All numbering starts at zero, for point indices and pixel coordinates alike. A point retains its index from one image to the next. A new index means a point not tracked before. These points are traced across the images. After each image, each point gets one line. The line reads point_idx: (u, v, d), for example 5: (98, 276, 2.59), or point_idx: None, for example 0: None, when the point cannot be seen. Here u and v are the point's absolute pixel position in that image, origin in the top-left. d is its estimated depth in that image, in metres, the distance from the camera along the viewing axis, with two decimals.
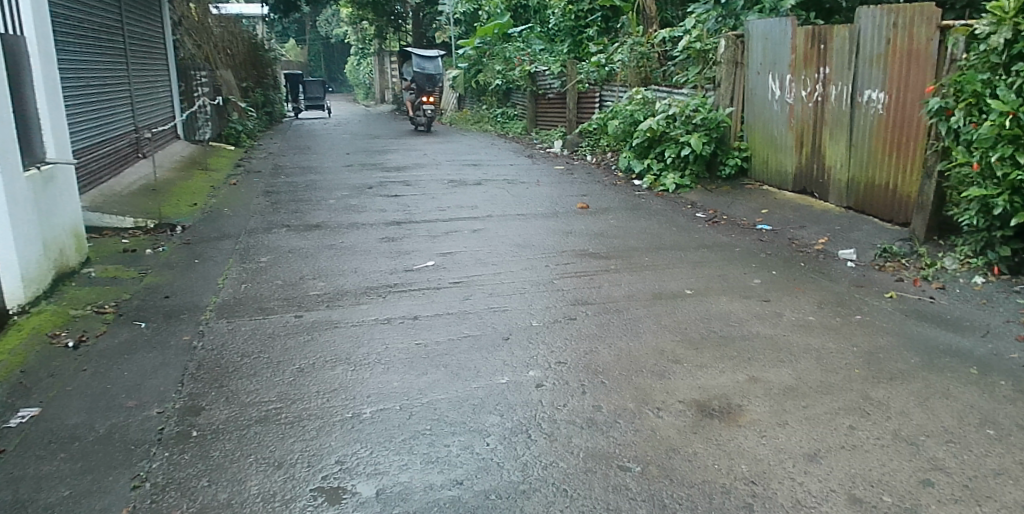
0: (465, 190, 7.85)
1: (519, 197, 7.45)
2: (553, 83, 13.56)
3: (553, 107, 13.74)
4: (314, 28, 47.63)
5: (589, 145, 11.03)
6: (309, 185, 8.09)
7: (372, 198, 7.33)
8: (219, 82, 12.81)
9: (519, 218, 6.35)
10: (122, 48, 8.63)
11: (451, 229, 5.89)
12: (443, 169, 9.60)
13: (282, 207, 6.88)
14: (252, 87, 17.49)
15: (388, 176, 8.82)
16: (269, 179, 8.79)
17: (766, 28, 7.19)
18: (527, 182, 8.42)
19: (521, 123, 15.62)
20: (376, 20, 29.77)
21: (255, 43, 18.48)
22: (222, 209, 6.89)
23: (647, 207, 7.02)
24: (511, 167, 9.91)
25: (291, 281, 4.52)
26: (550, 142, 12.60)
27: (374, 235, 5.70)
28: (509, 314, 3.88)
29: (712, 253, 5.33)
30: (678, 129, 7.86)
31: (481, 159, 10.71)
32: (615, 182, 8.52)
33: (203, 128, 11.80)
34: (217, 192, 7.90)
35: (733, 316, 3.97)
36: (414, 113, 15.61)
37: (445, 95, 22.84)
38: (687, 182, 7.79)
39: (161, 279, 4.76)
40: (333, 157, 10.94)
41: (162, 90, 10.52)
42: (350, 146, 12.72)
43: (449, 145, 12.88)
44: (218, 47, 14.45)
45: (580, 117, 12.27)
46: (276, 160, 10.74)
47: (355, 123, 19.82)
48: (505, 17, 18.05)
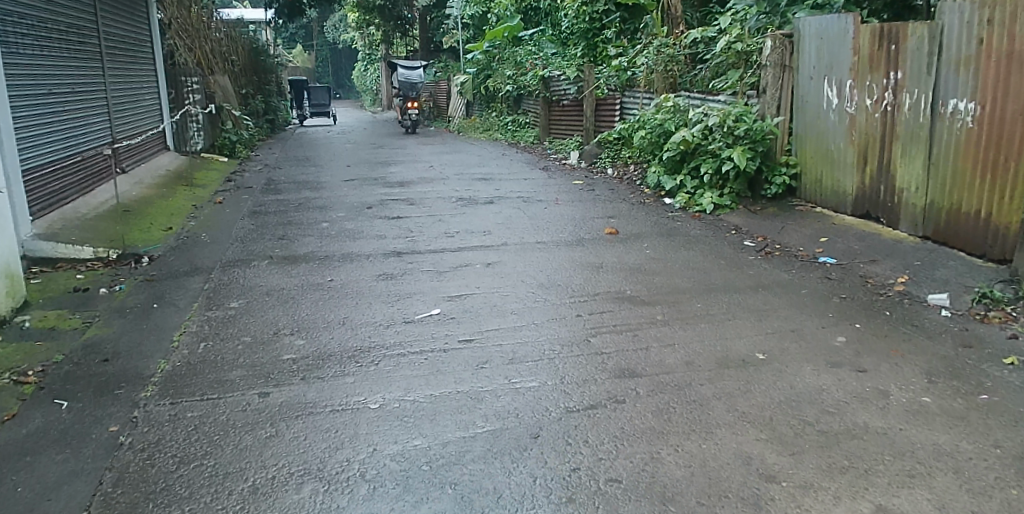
0: (475, 210, 6.97)
1: (536, 218, 6.55)
2: (567, 89, 12.64)
3: (568, 114, 12.73)
4: (321, 34, 47.07)
5: (609, 157, 10.07)
6: (302, 205, 7.23)
7: (369, 221, 6.44)
8: (213, 88, 11.99)
9: (539, 248, 5.46)
10: (99, 52, 7.83)
11: (460, 263, 4.99)
12: (451, 184, 8.72)
13: (267, 232, 6.01)
14: (252, 93, 16.69)
15: (389, 192, 7.94)
16: (259, 196, 7.94)
17: (821, 26, 6.28)
18: (545, 200, 7.53)
19: (533, 130, 14.71)
20: (384, 24, 28.98)
21: (257, 48, 17.70)
22: (200, 235, 6.04)
23: (686, 233, 6.12)
24: (526, 182, 9.01)
25: (262, 338, 3.64)
26: (565, 153, 11.68)
27: (370, 270, 4.81)
28: (537, 393, 2.99)
29: (776, 297, 4.43)
30: (717, 141, 6.95)
31: (492, 172, 9.82)
32: (643, 200, 7.61)
33: (197, 138, 10.93)
34: (199, 212, 7.06)
35: (825, 399, 3.08)
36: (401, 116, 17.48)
37: (454, 101, 21.97)
38: (727, 201, 6.87)
39: (107, 331, 3.89)
40: (331, 171, 10.08)
41: (148, 96, 9.73)
42: (351, 156, 11.86)
43: (458, 156, 11.99)
44: (214, 51, 13.65)
45: (598, 126, 11.18)
46: (270, 174, 9.89)
47: (360, 131, 18.99)
48: (515, 20, 17.23)
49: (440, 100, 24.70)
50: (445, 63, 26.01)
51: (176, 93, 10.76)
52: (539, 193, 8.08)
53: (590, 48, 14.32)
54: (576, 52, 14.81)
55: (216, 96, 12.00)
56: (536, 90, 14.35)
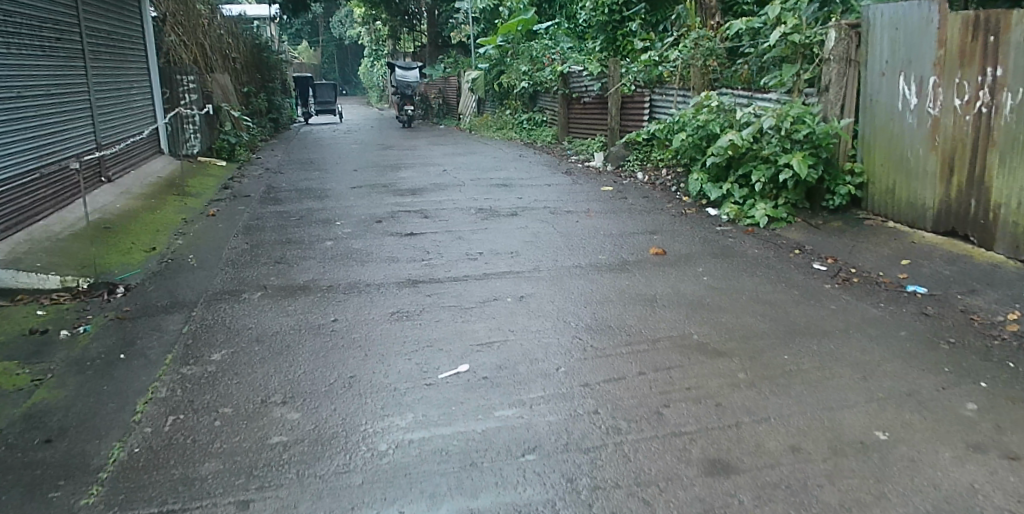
0: (498, 224, 6.20)
1: (567, 234, 5.78)
2: (588, 85, 11.84)
3: (588, 112, 11.96)
4: (327, 30, 46.37)
5: (638, 160, 9.31)
6: (304, 218, 6.49)
7: (379, 238, 5.68)
8: (211, 87, 11.27)
9: (577, 273, 4.68)
10: (81, 49, 7.13)
11: (488, 294, 4.22)
12: (468, 191, 7.95)
13: (262, 254, 5.26)
14: (255, 92, 15.98)
15: (400, 202, 7.20)
16: (256, 207, 7.21)
17: (897, 14, 5.49)
18: (572, 210, 6.77)
19: (550, 129, 13.95)
20: (391, 19, 28.23)
21: (260, 44, 16.98)
22: (186, 257, 5.31)
23: (741, 254, 5.33)
24: (549, 188, 8.22)
25: (249, 406, 2.90)
26: (588, 154, 10.87)
27: (380, 305, 4.05)
28: (607, 505, 2.23)
29: (872, 343, 3.65)
30: (772, 146, 6.18)
31: (511, 177, 9.04)
32: (684, 211, 6.84)
33: (194, 141, 10.15)
34: (190, 227, 6.33)
35: (989, 508, 2.28)
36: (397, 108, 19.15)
37: (464, 98, 21.20)
38: (783, 215, 6.10)
39: (58, 393, 3.16)
40: (336, 176, 9.32)
41: (138, 97, 9.03)
42: (358, 159, 11.11)
43: (472, 158, 11.21)
44: (214, 48, 12.93)
45: (623, 126, 10.39)
46: (271, 180, 9.16)
47: (368, 130, 18.27)
48: (529, 12, 16.47)
49: (450, 97, 23.93)
50: (454, 58, 25.22)
51: (170, 94, 10.09)
52: (566, 201, 7.31)
53: (610, 42, 13.53)
54: (595, 46, 13.99)
55: (215, 96, 11.28)
56: (553, 86, 13.55)
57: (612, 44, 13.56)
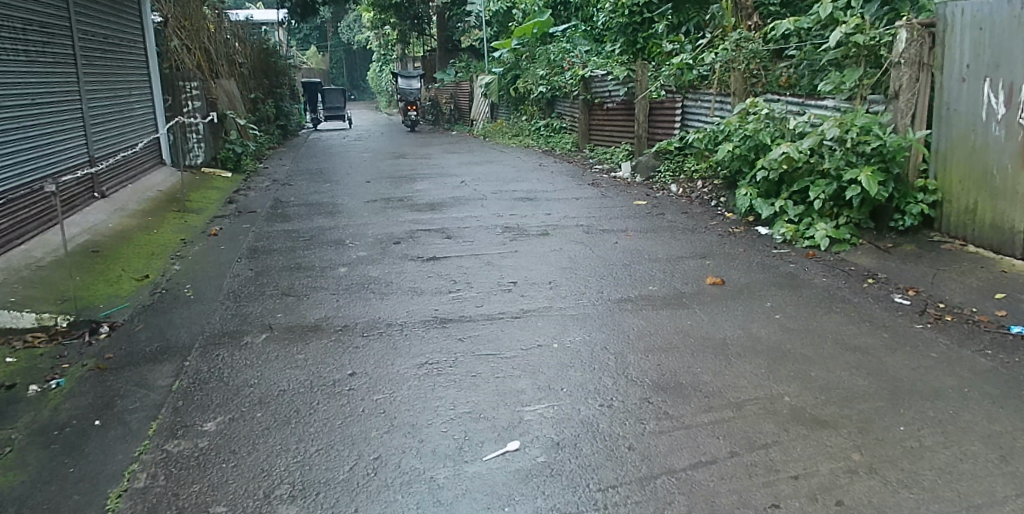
0: (528, 245, 5.58)
1: (607, 259, 5.16)
2: (612, 90, 11.22)
3: (610, 118, 11.34)
4: (335, 34, 45.96)
5: (670, 170, 8.68)
6: (313, 239, 5.90)
7: (397, 262, 5.07)
8: (216, 93, 10.71)
9: (628, 310, 4.06)
10: (73, 55, 6.60)
11: (529, 338, 3.61)
12: (491, 205, 7.33)
13: (267, 284, 4.67)
14: (263, 98, 15.43)
15: (419, 219, 6.59)
16: (262, 225, 6.62)
17: (981, 12, 4.84)
18: (608, 229, 6.14)
19: (569, 136, 13.34)
20: (400, 23, 27.68)
21: (267, 49, 16.44)
22: (181, 287, 4.73)
23: (807, 285, 4.71)
24: (577, 202, 7.60)
25: (247, 504, 2.30)
26: (613, 164, 10.24)
27: (403, 353, 3.44)
28: None
29: (999, 409, 3.01)
30: (834, 160, 5.54)
31: (535, 189, 8.42)
32: (731, 229, 6.23)
33: (199, 151, 9.75)
34: (188, 250, 5.76)
35: None
36: (404, 119, 21.54)
37: (477, 103, 20.60)
38: (847, 236, 5.48)
39: (13, 478, 2.56)
40: (348, 188, 8.73)
41: (137, 106, 8.50)
42: (370, 169, 10.52)
43: (490, 168, 10.61)
44: (219, 53, 12.39)
45: (651, 134, 9.76)
46: (279, 193, 8.59)
47: (379, 137, 17.70)
48: (545, 14, 15.88)
49: (461, 102, 23.32)
50: (466, 62, 24.62)
51: (173, 100, 9.62)
52: (600, 217, 6.68)
53: (631, 45, 12.91)
54: (615, 49, 13.38)
55: (220, 102, 10.73)
56: (573, 91, 12.93)
57: (634, 47, 12.95)
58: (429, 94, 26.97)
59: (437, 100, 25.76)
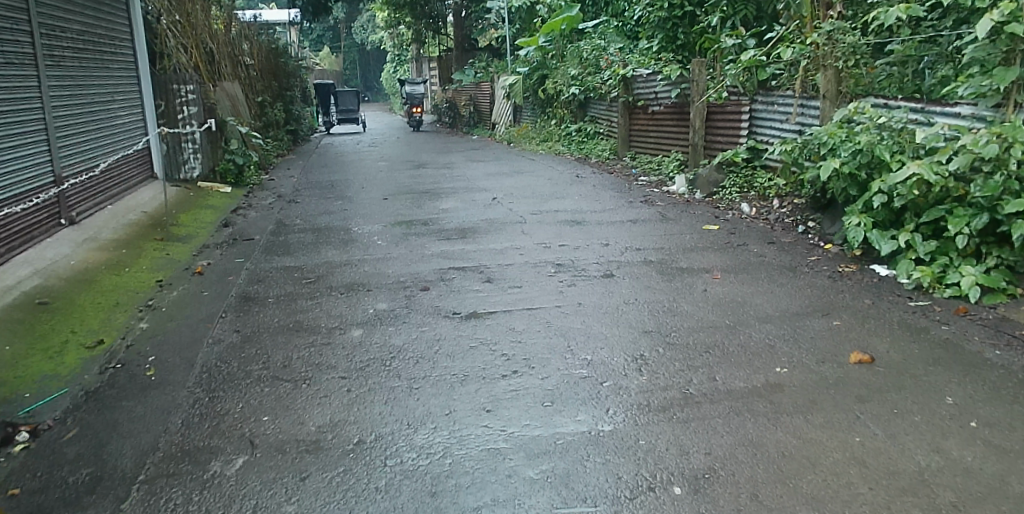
0: (592, 293, 4.36)
1: (701, 320, 3.93)
2: (658, 92, 9.89)
3: (652, 122, 10.12)
4: (349, 34, 44.98)
5: (738, 186, 7.49)
6: (320, 281, 4.73)
7: (427, 321, 3.87)
8: (216, 97, 9.59)
9: (761, 419, 2.84)
10: (33, 54, 5.48)
11: (635, 477, 2.40)
12: (533, 231, 6.12)
13: (255, 357, 3.50)
14: (271, 101, 14.29)
15: (448, 253, 5.39)
16: (259, 258, 5.46)
17: None
18: (687, 269, 4.91)
19: (604, 141, 12.12)
20: (415, 22, 26.50)
21: (276, 48, 15.31)
22: (143, 361, 3.57)
23: (983, 362, 3.47)
24: (635, 226, 6.37)
25: None
26: (663, 176, 9.02)
27: (444, 505, 2.24)
28: None
29: None
30: (989, 187, 4.31)
31: (581, 209, 7.20)
32: (841, 268, 5.02)
33: (194, 162, 8.63)
34: (165, 296, 4.61)
35: None
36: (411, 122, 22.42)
37: (498, 105, 19.40)
38: (1005, 286, 4.25)
39: None
40: (362, 207, 7.57)
41: (119, 113, 7.39)
42: (387, 183, 9.34)
43: (521, 180, 9.38)
44: (223, 52, 11.27)
45: (709, 141, 8.54)
46: (284, 213, 7.45)
47: (396, 142, 16.55)
48: (573, 9, 14.70)
49: (481, 105, 22.11)
50: (485, 62, 23.45)
51: (166, 105, 8.60)
52: (670, 250, 5.45)
53: (671, 42, 11.70)
54: (651, 45, 12.30)
55: (221, 107, 9.62)
56: (609, 92, 11.70)
57: (675, 42, 11.79)
58: (446, 95, 25.76)
59: (454, 102, 24.56)
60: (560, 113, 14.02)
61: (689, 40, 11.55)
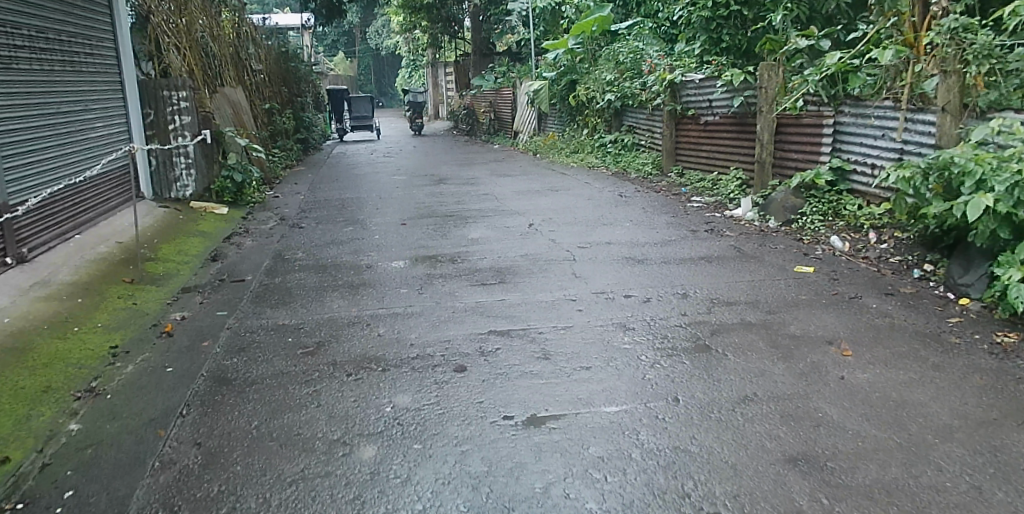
0: (690, 381, 3.18)
1: (857, 439, 2.75)
2: (712, 100, 8.68)
3: (702, 134, 8.97)
4: (363, 38, 44.08)
5: (822, 212, 6.37)
6: (321, 352, 3.59)
7: (468, 432, 2.72)
8: (214, 105, 8.54)
9: None
10: None
11: None
12: (587, 274, 4.95)
13: (218, 501, 2.37)
14: (280, 109, 13.23)
15: (485, 306, 4.22)
16: (247, 310, 4.34)
17: None
18: (803, 341, 3.73)
19: (642, 153, 10.95)
20: (431, 26, 25.43)
21: (286, 52, 14.26)
22: (55, 499, 2.43)
23: None
24: (713, 267, 5.20)
25: None
26: (721, 197, 7.88)
27: None
28: None
29: None
30: None
31: (639, 241, 6.04)
32: (1002, 339, 3.80)
33: (187, 181, 7.59)
34: (116, 373, 3.49)
35: None
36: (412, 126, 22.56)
37: (521, 111, 18.23)
38: None
39: None
40: (377, 234, 6.45)
41: (95, 125, 6.33)
42: (404, 204, 8.20)
43: (558, 200, 8.22)
44: (224, 55, 10.22)
45: (779, 159, 7.40)
46: (285, 242, 6.33)
47: (412, 152, 15.43)
48: (605, 8, 13.59)
49: (501, 111, 20.94)
50: (505, 66, 22.34)
51: (154, 115, 7.52)
52: (769, 309, 4.28)
53: (713, 44, 10.70)
54: (694, 48, 11.10)
55: (220, 116, 8.56)
56: (652, 99, 10.45)
57: (719, 45, 10.70)
58: (464, 101, 24.64)
59: (473, 108, 23.41)
60: (593, 122, 12.81)
61: (733, 42, 10.54)
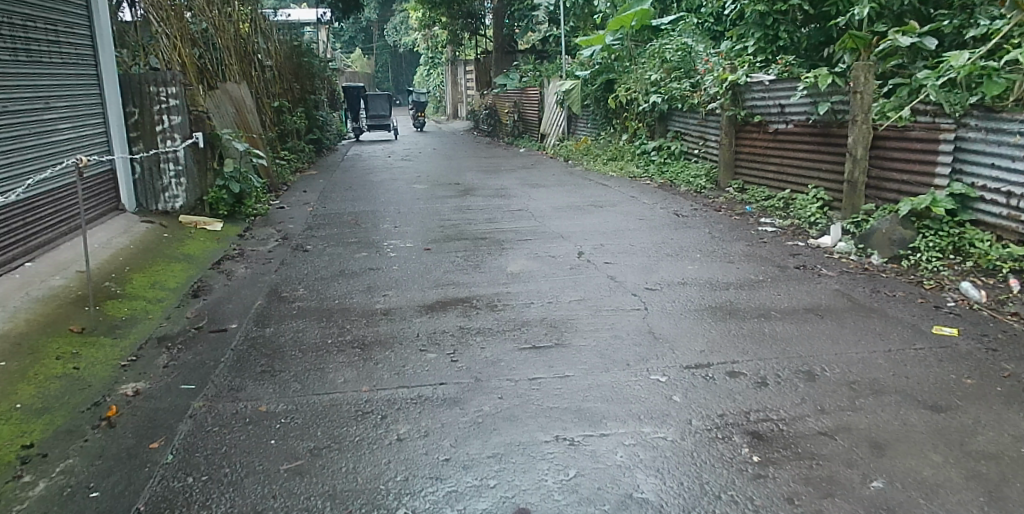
0: None
1: None
2: (784, 106, 7.53)
3: (770, 145, 7.83)
4: (381, 35, 43.17)
5: (940, 248, 5.26)
6: (314, 473, 2.47)
7: None
8: (212, 102, 7.50)
9: None
10: None
11: None
12: (668, 334, 3.81)
13: None
14: (290, 107, 12.18)
15: (545, 391, 3.07)
16: (223, 383, 3.24)
17: None
18: (1011, 470, 2.56)
19: (691, 163, 9.76)
20: (451, 22, 24.30)
21: (299, 46, 13.24)
22: None
23: None
24: (827, 327, 4.03)
25: None
26: (800, 220, 6.73)
27: None
28: None
29: None
30: None
31: (719, 282, 4.88)
32: None
33: (176, 190, 6.58)
34: (19, 497, 2.40)
35: None
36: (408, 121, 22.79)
37: (550, 112, 17.03)
38: None
39: None
40: (395, 263, 5.33)
41: (61, 124, 5.29)
42: (427, 221, 7.06)
43: (605, 220, 7.08)
44: (229, 47, 9.18)
45: (875, 178, 6.25)
46: (284, 271, 5.24)
47: (432, 156, 14.29)
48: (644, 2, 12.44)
49: (525, 112, 19.73)
50: (530, 65, 21.17)
51: (139, 115, 6.50)
52: (933, 404, 3.10)
53: (769, 41, 9.65)
54: (747, 46, 9.95)
55: (218, 116, 7.53)
56: (706, 102, 9.23)
57: (775, 42, 9.63)
58: (485, 101, 23.46)
59: (495, 108, 22.24)
60: (633, 126, 11.58)
61: (793, 38, 9.47)
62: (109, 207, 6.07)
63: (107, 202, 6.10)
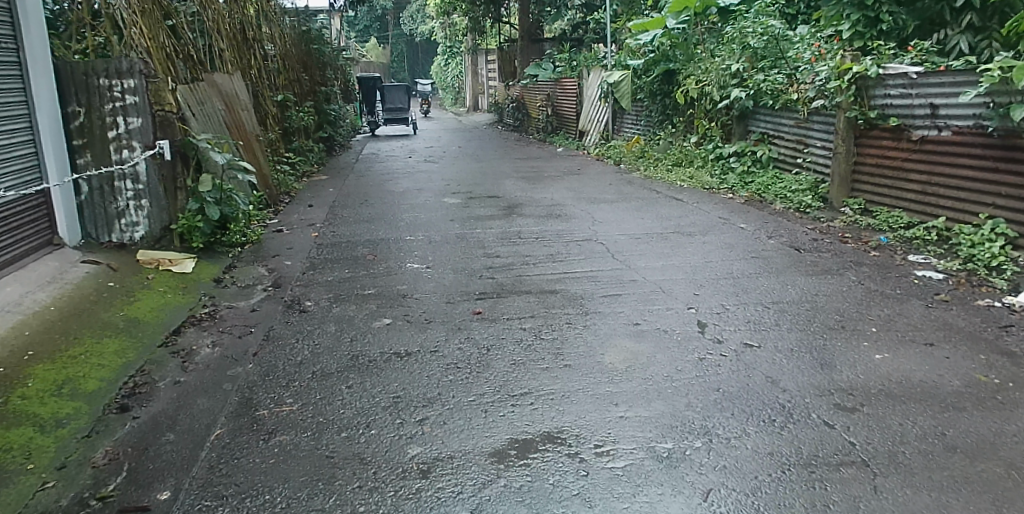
0: None
1: None
2: (938, 108, 5.75)
3: (913, 157, 6.03)
4: (397, 22, 41.32)
5: None
6: None
7: None
8: (191, 98, 5.83)
9: None
10: None
11: None
12: None
13: None
14: (299, 101, 10.50)
15: None
16: None
17: None
18: None
19: (785, 173, 7.95)
20: (475, 9, 22.42)
21: (309, 32, 11.54)
22: None
23: None
24: None
25: None
26: (976, 263, 4.92)
27: None
28: None
29: None
30: None
31: (942, 395, 3.10)
32: None
33: (135, 216, 5.01)
34: None
35: None
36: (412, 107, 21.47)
37: (590, 106, 15.20)
38: None
39: None
40: (431, 341, 3.61)
41: None
42: (468, 257, 5.33)
43: (706, 257, 5.32)
44: (223, 28, 7.52)
45: None
46: (269, 352, 3.55)
47: (459, 158, 12.53)
48: None
49: (559, 106, 17.86)
50: (565, 54, 19.28)
51: (85, 116, 4.84)
52: None
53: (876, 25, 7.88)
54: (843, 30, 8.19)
55: (199, 116, 5.86)
56: (810, 98, 7.42)
57: (877, 26, 7.84)
58: (512, 93, 21.59)
59: (524, 101, 20.37)
60: (702, 126, 9.76)
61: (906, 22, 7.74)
62: (36, 244, 4.41)
63: (34, 237, 4.42)
